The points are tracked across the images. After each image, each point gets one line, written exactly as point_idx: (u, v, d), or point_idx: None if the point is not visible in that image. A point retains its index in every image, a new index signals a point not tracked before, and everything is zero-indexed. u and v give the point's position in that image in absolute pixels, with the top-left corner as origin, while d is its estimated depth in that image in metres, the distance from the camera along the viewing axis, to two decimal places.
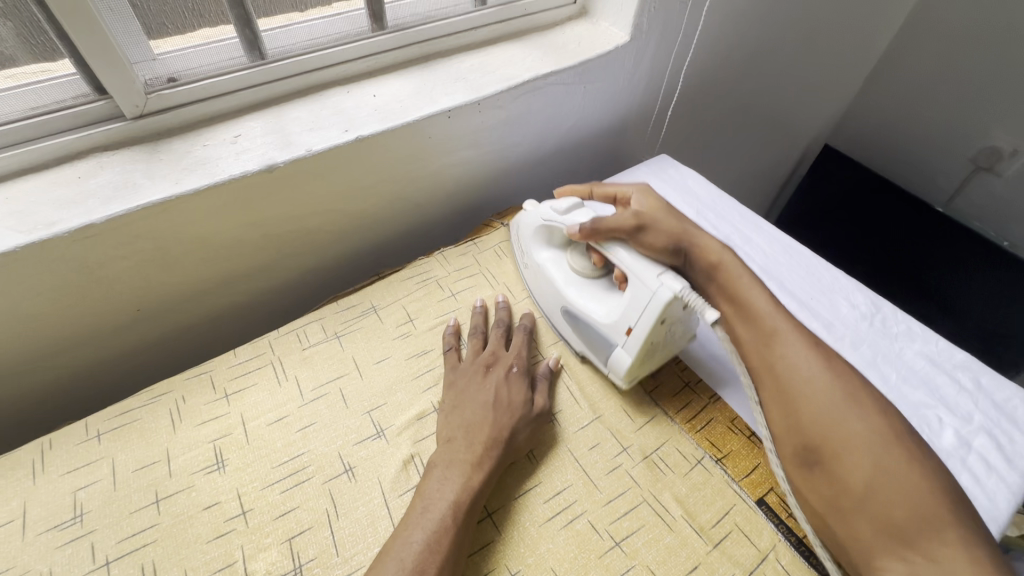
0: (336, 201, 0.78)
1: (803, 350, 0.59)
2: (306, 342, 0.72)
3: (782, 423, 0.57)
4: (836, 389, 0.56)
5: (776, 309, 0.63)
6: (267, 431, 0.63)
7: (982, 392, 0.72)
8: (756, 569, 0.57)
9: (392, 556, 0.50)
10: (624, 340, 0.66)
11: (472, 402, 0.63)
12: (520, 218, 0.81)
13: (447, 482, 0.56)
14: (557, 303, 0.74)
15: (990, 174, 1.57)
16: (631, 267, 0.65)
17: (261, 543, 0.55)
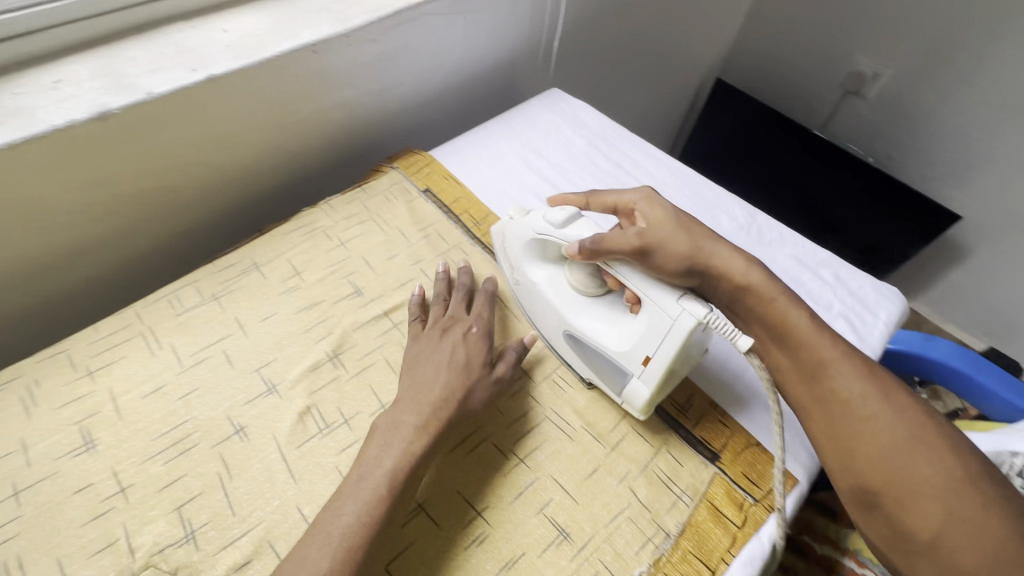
0: (197, 153, 0.71)
1: (855, 382, 0.54)
2: (180, 308, 0.66)
3: (833, 461, 0.54)
4: (898, 426, 0.51)
5: (821, 334, 0.57)
6: (142, 403, 0.58)
7: (839, 283, 0.80)
8: (649, 463, 0.61)
9: (318, 530, 0.48)
10: (641, 370, 0.59)
11: (426, 366, 0.60)
12: (506, 229, 0.72)
13: (386, 451, 0.52)
14: (558, 327, 0.67)
15: (858, 97, 1.73)
16: (642, 288, 0.59)
17: (146, 517, 0.51)
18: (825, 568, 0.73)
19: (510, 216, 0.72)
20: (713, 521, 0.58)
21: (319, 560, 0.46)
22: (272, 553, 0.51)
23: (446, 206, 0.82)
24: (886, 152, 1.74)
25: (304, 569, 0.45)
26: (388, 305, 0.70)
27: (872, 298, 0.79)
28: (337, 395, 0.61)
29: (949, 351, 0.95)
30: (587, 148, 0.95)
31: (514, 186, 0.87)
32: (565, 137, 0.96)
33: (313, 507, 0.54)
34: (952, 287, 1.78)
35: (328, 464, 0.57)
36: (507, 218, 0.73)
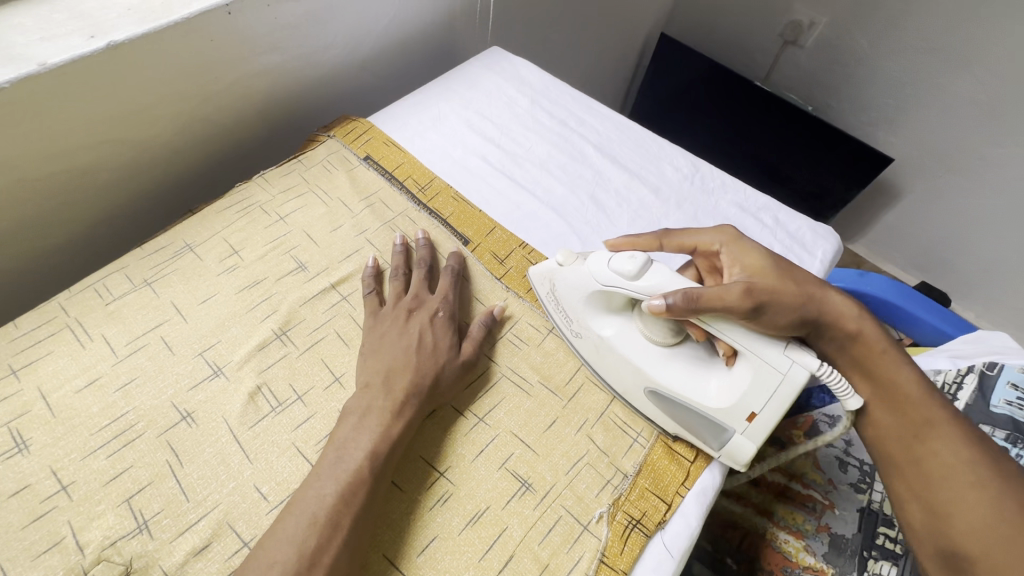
0: (109, 130, 0.66)
1: (960, 450, 0.53)
2: (109, 297, 0.62)
3: (925, 522, 0.53)
4: (1004, 496, 0.50)
5: (929, 394, 0.57)
6: (77, 399, 0.55)
7: (779, 226, 0.84)
8: (605, 410, 0.63)
9: (296, 511, 0.47)
10: (745, 427, 0.56)
11: (392, 349, 0.59)
12: (558, 277, 0.66)
13: (362, 431, 0.53)
14: (637, 383, 0.62)
15: (796, 47, 1.77)
16: (744, 345, 0.54)
17: (93, 512, 0.49)
18: (776, 493, 0.79)
19: (558, 263, 0.66)
20: (668, 458, 0.61)
21: (301, 541, 0.46)
22: (232, 534, 0.50)
23: (389, 172, 0.80)
24: (824, 100, 1.80)
25: (285, 549, 0.45)
26: (336, 278, 0.68)
27: (809, 237, 0.83)
28: (288, 372, 0.60)
29: (883, 286, 1.00)
30: (531, 107, 0.94)
31: (459, 149, 0.85)
32: (508, 96, 0.94)
33: (271, 485, 0.53)
34: (888, 227, 1.89)
35: (284, 441, 0.56)
36: (554, 262, 0.66)
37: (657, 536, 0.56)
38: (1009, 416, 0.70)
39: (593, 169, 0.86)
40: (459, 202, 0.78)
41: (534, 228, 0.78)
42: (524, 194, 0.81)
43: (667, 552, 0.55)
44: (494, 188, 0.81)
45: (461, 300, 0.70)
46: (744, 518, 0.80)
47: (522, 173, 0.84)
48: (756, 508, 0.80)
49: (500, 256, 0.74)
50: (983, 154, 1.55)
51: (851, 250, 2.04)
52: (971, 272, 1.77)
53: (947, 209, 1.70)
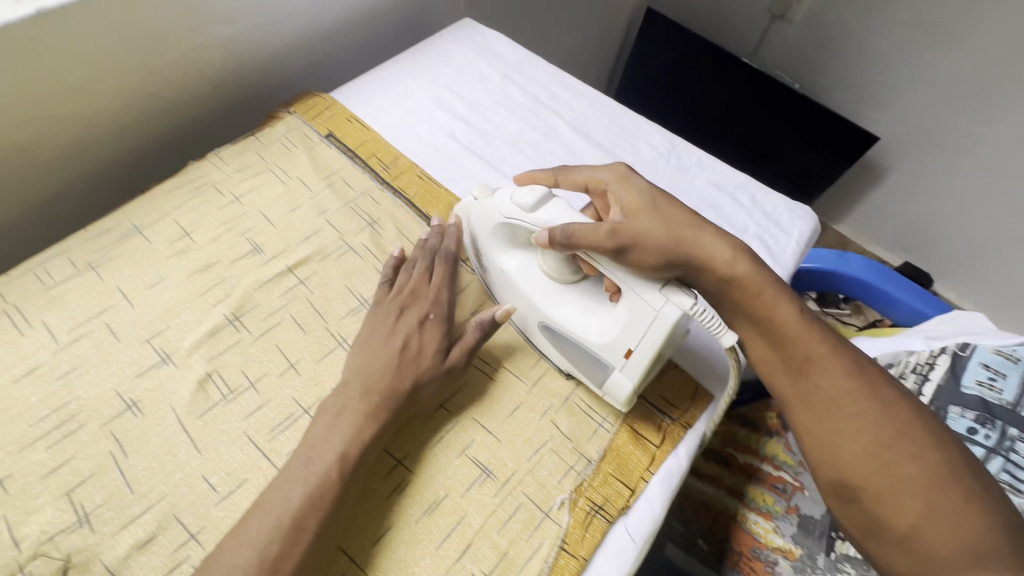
0: (51, 104, 0.62)
1: (841, 380, 0.54)
2: (50, 281, 0.59)
3: (813, 455, 0.55)
4: (884, 422, 0.52)
5: (807, 327, 0.57)
6: (15, 389, 0.52)
7: (755, 205, 0.82)
8: (571, 394, 0.62)
9: (261, 512, 0.46)
10: (622, 363, 0.57)
11: (376, 348, 0.56)
12: (468, 210, 0.67)
13: (333, 432, 0.51)
14: (533, 317, 0.63)
15: (784, 22, 1.73)
16: (622, 280, 0.55)
17: (31, 506, 0.47)
18: (748, 475, 0.80)
19: (472, 197, 0.66)
20: (633, 444, 0.60)
21: (264, 543, 0.44)
22: (179, 526, 0.48)
23: (351, 150, 0.77)
24: (812, 77, 1.77)
25: (247, 552, 0.44)
26: (292, 261, 0.65)
27: (785, 218, 0.81)
28: (240, 359, 0.58)
29: (862, 266, 0.99)
30: (503, 82, 0.90)
31: (426, 126, 0.82)
32: (480, 71, 0.91)
33: (221, 476, 0.51)
34: (874, 208, 1.87)
35: (236, 431, 0.54)
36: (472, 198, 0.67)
37: (620, 524, 0.55)
38: (979, 397, 0.70)
39: (566, 147, 0.83)
40: (424, 181, 0.76)
41: None
42: (492, 172, 0.79)
43: (631, 539, 0.54)
44: (461, 167, 0.79)
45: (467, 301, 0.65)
46: (715, 500, 0.81)
47: (492, 151, 0.81)
48: (727, 489, 0.81)
49: None
50: (970, 132, 1.53)
51: (837, 231, 2.03)
52: (956, 252, 1.76)
53: (932, 189, 1.69)
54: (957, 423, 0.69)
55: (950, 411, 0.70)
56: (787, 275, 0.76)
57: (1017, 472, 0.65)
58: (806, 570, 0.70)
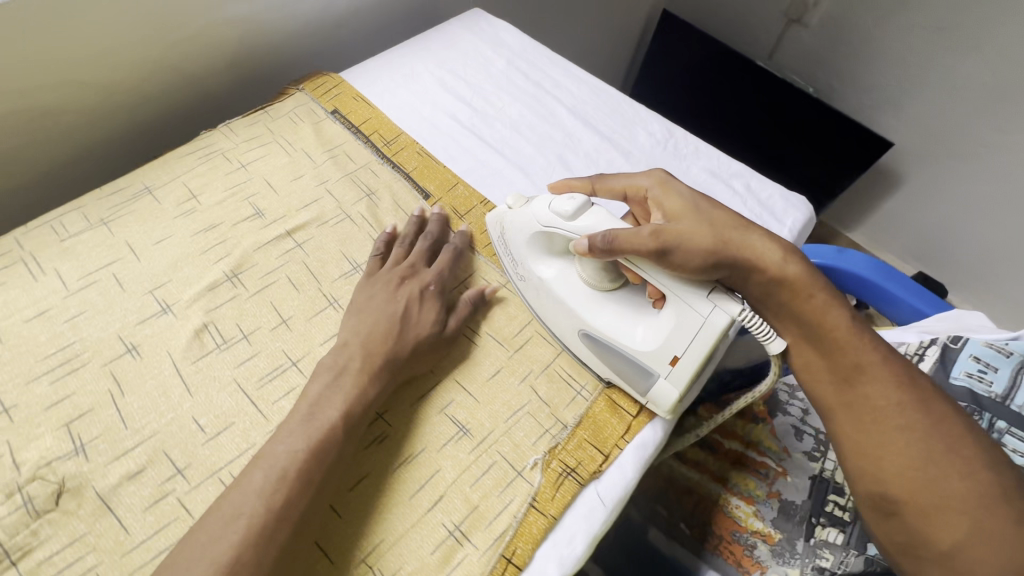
0: (77, 69, 0.66)
1: (889, 392, 0.56)
2: (64, 233, 0.62)
3: (855, 467, 0.57)
4: (932, 440, 0.53)
5: (857, 337, 0.58)
6: (25, 328, 0.56)
7: (749, 193, 0.82)
8: (552, 362, 0.64)
9: (264, 464, 0.46)
10: (669, 370, 0.58)
11: (377, 310, 0.59)
12: (504, 219, 0.68)
13: (336, 391, 0.52)
14: (572, 325, 0.63)
15: (800, 27, 1.74)
16: (669, 287, 0.57)
17: (33, 434, 0.51)
18: (732, 461, 0.80)
19: (507, 205, 0.68)
20: (609, 413, 0.61)
21: (268, 493, 0.45)
22: (167, 460, 0.51)
23: (355, 126, 0.80)
24: (827, 81, 1.76)
25: (252, 500, 0.44)
26: (292, 225, 0.68)
27: (779, 206, 0.82)
28: (235, 313, 0.60)
29: (860, 262, 0.99)
30: (506, 68, 0.92)
31: (429, 107, 0.84)
32: (484, 56, 0.93)
33: (209, 418, 0.54)
34: (887, 215, 1.85)
35: (227, 377, 0.56)
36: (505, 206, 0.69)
37: (592, 488, 0.56)
38: (968, 388, 0.69)
39: (564, 131, 0.85)
40: (423, 157, 0.78)
41: (497, 186, 0.78)
42: (489, 152, 0.81)
43: (601, 502, 0.55)
44: (460, 146, 0.81)
45: (457, 279, 0.69)
46: (698, 485, 0.80)
47: (491, 132, 0.83)
48: (711, 475, 0.80)
49: (460, 211, 0.74)
50: (987, 139, 1.51)
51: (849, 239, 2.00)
52: (972, 264, 1.73)
53: (947, 197, 1.67)
54: None
55: None
56: None
57: None
58: (784, 554, 0.71)
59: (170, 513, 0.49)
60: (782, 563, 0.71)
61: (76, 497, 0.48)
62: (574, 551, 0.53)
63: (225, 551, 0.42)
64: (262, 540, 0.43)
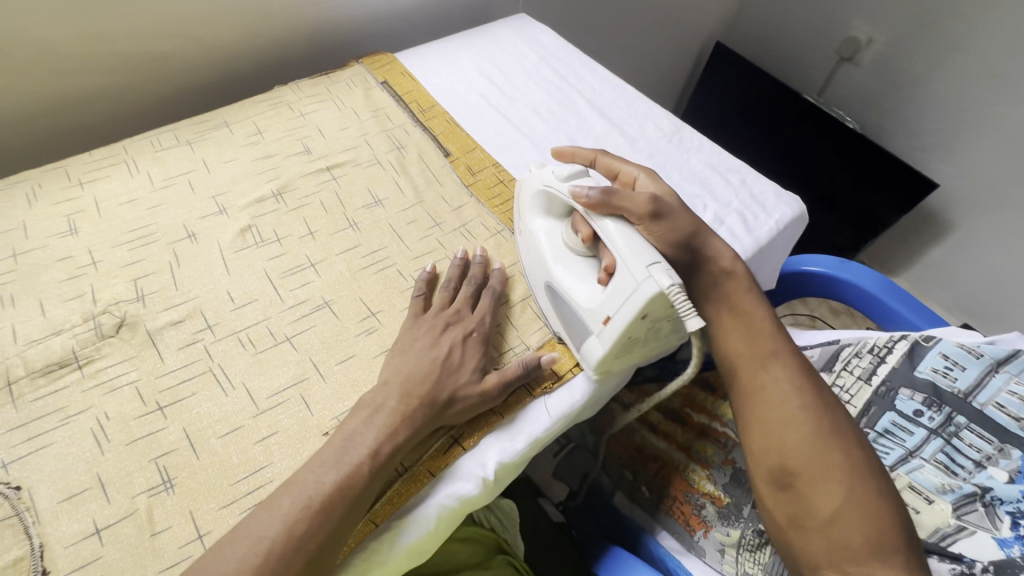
0: (185, 25, 0.83)
1: (794, 378, 0.65)
2: (159, 146, 0.79)
3: (758, 443, 0.64)
4: (824, 421, 0.62)
5: (777, 330, 0.69)
6: (118, 208, 0.72)
7: (744, 186, 0.88)
8: (527, 298, 0.73)
9: (294, 490, 0.49)
10: (600, 329, 0.62)
11: (418, 355, 0.60)
12: (524, 180, 0.77)
13: (369, 427, 0.54)
14: (541, 275, 0.69)
15: (851, 65, 1.73)
16: (620, 252, 0.60)
17: (110, 282, 0.65)
18: (698, 433, 0.82)
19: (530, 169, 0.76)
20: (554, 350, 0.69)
21: (292, 520, 0.47)
22: (202, 317, 0.64)
23: (399, 95, 0.93)
24: (876, 121, 1.73)
25: (276, 525, 0.47)
26: (332, 163, 0.82)
27: (771, 201, 0.87)
28: (275, 221, 0.74)
29: (866, 275, 1.00)
30: (538, 63, 1.04)
31: (464, 87, 0.97)
32: (521, 52, 1.06)
33: (239, 292, 0.67)
34: (934, 262, 1.76)
35: (259, 266, 0.69)
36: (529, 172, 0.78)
37: (540, 401, 0.65)
38: (930, 381, 0.72)
39: (578, 117, 0.95)
40: (451, 125, 0.90)
41: (510, 154, 0.88)
42: (508, 126, 0.92)
43: (547, 413, 0.64)
44: (485, 119, 0.93)
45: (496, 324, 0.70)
46: (664, 452, 0.83)
47: (513, 111, 0.95)
48: (677, 444, 0.83)
49: (473, 169, 0.85)
50: None
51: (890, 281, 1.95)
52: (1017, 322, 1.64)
53: (995, 248, 1.59)
54: (904, 404, 0.72)
55: (899, 393, 0.73)
56: (757, 247, 0.81)
57: (954, 454, 0.67)
58: (730, 516, 0.75)
59: (196, 355, 0.61)
60: (726, 524, 0.75)
61: (132, 330, 0.62)
62: (515, 446, 0.61)
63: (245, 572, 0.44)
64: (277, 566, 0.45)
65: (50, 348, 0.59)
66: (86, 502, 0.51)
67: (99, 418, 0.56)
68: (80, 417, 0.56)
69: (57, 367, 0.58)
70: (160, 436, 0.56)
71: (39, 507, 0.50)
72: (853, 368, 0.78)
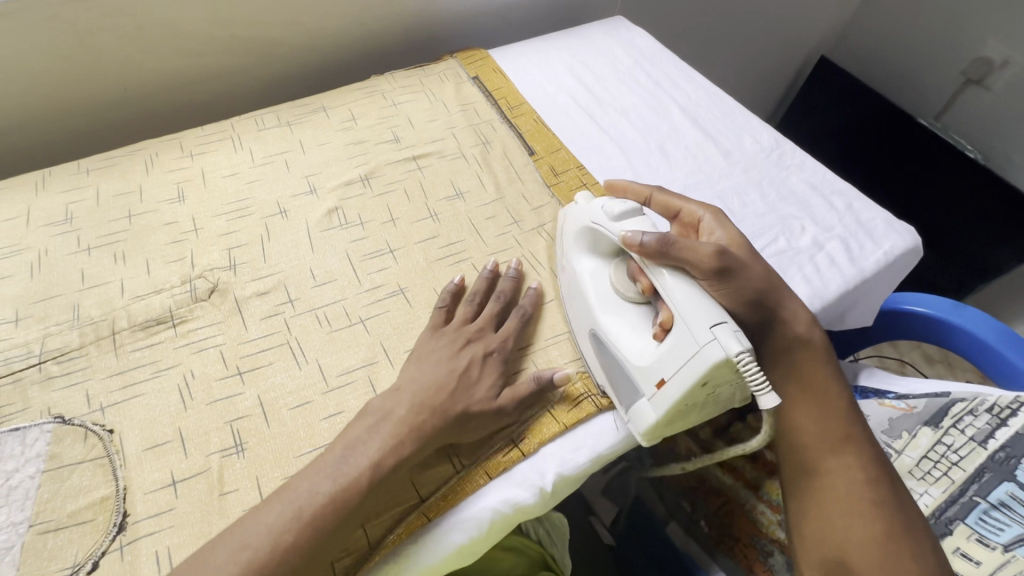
0: (299, 14, 0.88)
1: (866, 468, 0.62)
2: (262, 126, 0.83)
3: (817, 529, 0.61)
4: (895, 519, 0.60)
5: (851, 412, 0.65)
6: (222, 180, 0.76)
7: (850, 212, 0.81)
8: None
9: (284, 500, 0.48)
10: (652, 393, 0.56)
11: (434, 366, 0.57)
12: (568, 211, 0.73)
13: (373, 436, 0.52)
14: (585, 323, 0.64)
15: (980, 88, 1.55)
16: (682, 309, 0.55)
17: (208, 248, 0.69)
18: (770, 471, 0.75)
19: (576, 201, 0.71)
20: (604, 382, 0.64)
21: (280, 531, 0.46)
22: (285, 291, 0.66)
23: (489, 91, 0.93)
24: (1005, 152, 1.53)
25: (262, 534, 0.45)
26: (418, 153, 0.83)
27: (880, 230, 0.79)
28: (360, 205, 0.76)
29: (983, 322, 0.88)
30: (632, 66, 1.01)
31: (554, 86, 0.96)
32: (615, 54, 1.03)
33: (321, 270, 0.69)
34: None
35: (341, 247, 0.71)
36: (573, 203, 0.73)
37: (607, 415, 0.62)
38: None
39: (670, 125, 0.91)
40: (538, 124, 0.89)
41: (595, 158, 0.86)
42: (596, 129, 0.90)
43: (612, 429, 0.61)
44: (572, 120, 0.91)
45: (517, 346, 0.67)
46: (730, 488, 0.78)
47: (603, 115, 0.92)
48: (746, 481, 0.77)
49: (557, 170, 0.83)
50: None
51: None
52: None
53: None
54: None
55: (1022, 462, 0.64)
56: (861, 279, 0.74)
57: None
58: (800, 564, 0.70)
59: (276, 327, 0.63)
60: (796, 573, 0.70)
61: (222, 295, 0.65)
62: (575, 460, 0.59)
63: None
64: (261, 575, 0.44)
65: (150, 305, 0.63)
66: (167, 454, 0.54)
67: (186, 375, 0.59)
68: (169, 373, 0.59)
69: (155, 323, 0.62)
70: (237, 400, 0.58)
71: (126, 451, 0.54)
72: (965, 427, 0.68)
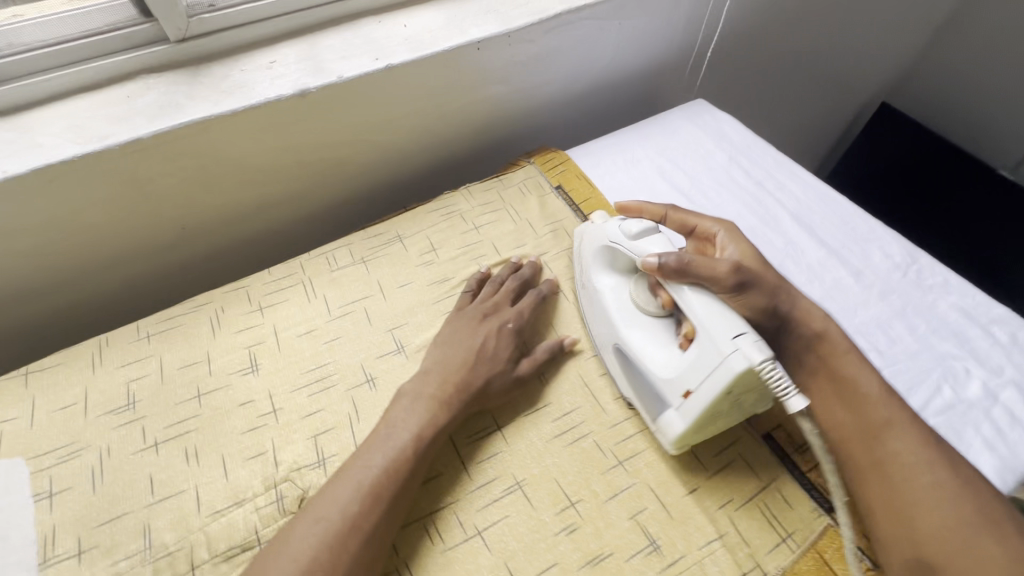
0: (368, 133, 0.79)
1: (920, 450, 0.53)
2: (335, 265, 0.74)
3: (884, 529, 0.51)
4: (966, 502, 0.49)
5: (888, 396, 0.57)
6: (297, 340, 0.67)
7: (1016, 346, 0.69)
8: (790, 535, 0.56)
9: (347, 476, 0.52)
10: (680, 403, 0.55)
11: (457, 345, 0.63)
12: (585, 231, 0.72)
13: (413, 412, 0.57)
14: (609, 336, 0.65)
15: None
16: (699, 317, 0.53)
17: (290, 437, 0.60)
18: None
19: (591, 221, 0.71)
20: None
21: (346, 505, 0.49)
22: None
23: (576, 205, 0.84)
24: None
25: (331, 506, 0.49)
26: None
27: None
28: None
29: None
30: (727, 164, 0.91)
31: (645, 194, 0.86)
32: (706, 150, 0.93)
33: None
34: None
35: None
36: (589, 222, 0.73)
37: None
38: None
39: (785, 238, 0.80)
40: None
41: None
42: None
43: None
44: None
45: (538, 325, 0.71)
46: None
47: None
48: None
49: None
50: None
51: None
52: None
53: None
54: None
55: None
56: None
57: None
58: None
59: None
60: None
61: None
62: None
63: (307, 551, 0.46)
64: (332, 551, 0.47)
65: (232, 525, 0.54)
66: None
67: None
68: None
69: (240, 550, 0.52)
70: None
71: None
72: None
